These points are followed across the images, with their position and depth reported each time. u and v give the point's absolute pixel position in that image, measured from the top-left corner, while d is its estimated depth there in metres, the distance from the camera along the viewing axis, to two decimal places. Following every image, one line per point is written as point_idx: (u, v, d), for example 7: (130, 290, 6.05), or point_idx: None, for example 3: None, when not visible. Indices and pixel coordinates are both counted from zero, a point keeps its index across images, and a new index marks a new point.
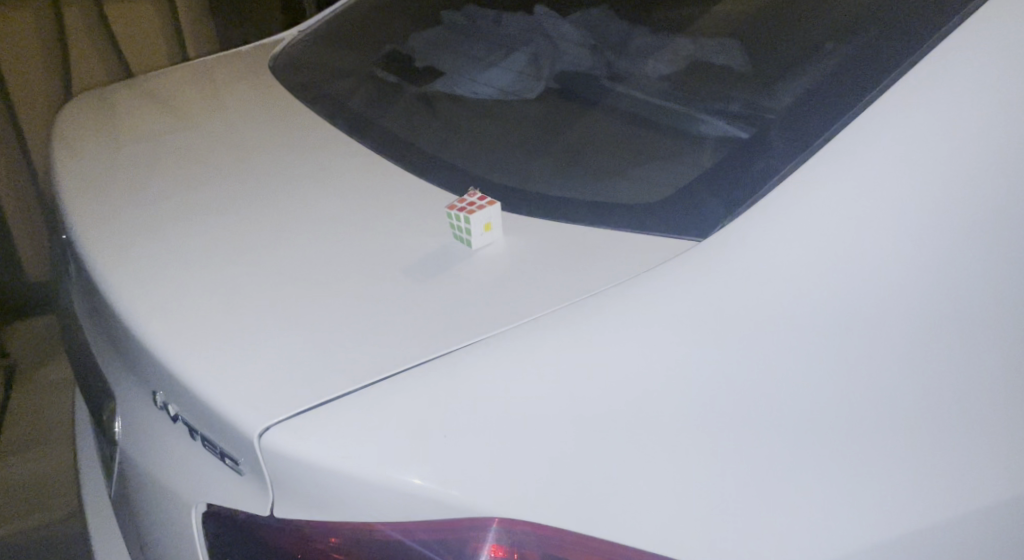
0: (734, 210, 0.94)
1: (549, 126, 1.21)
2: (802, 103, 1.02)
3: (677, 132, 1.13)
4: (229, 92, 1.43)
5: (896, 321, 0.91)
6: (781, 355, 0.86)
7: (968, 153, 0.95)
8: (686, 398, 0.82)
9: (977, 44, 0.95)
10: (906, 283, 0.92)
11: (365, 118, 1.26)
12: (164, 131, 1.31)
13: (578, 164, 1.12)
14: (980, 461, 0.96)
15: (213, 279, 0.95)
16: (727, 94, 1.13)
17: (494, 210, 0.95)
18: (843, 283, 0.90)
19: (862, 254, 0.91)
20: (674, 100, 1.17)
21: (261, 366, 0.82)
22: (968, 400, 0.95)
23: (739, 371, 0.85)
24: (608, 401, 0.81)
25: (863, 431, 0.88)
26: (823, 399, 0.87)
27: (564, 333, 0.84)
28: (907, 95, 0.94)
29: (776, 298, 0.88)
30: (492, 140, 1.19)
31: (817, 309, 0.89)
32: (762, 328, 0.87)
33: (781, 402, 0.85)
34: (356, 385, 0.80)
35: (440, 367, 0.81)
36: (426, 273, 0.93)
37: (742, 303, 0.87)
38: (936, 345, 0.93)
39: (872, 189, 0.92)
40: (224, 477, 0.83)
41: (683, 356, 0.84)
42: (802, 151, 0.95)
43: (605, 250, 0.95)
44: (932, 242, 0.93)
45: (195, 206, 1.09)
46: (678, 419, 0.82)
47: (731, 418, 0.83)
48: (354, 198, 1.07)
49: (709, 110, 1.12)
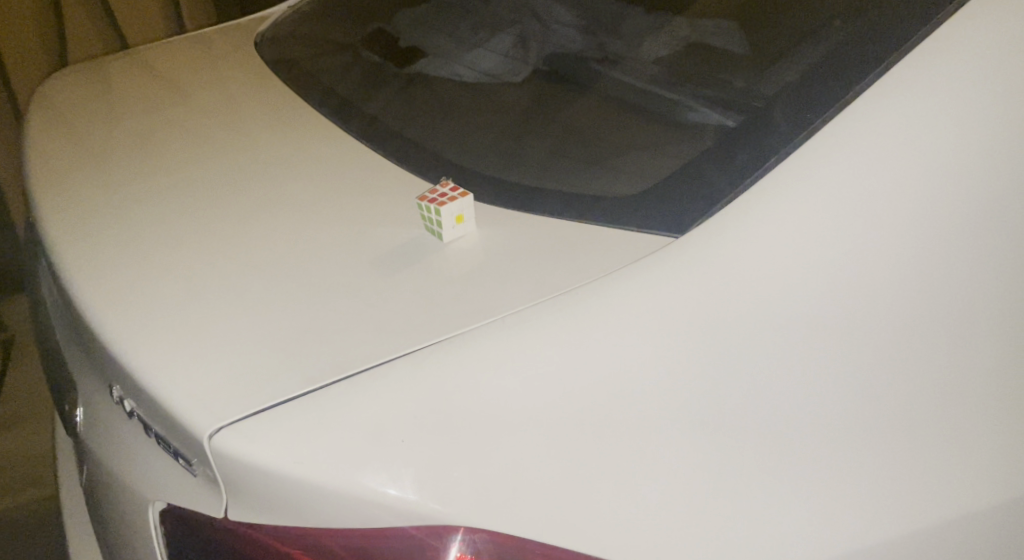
0: (717, 202, 0.90)
1: (534, 110, 1.16)
2: (792, 89, 0.97)
3: (665, 119, 1.08)
4: (214, 68, 1.38)
5: (881, 323, 0.88)
6: (759, 359, 0.83)
7: (962, 149, 0.91)
8: (657, 403, 0.79)
9: (971, 35, 0.91)
10: (893, 285, 0.88)
11: (346, 100, 1.22)
12: (143, 110, 1.27)
13: (561, 149, 1.08)
14: (964, 466, 0.93)
15: (176, 270, 0.92)
16: (717, 81, 1.09)
17: (467, 201, 0.91)
18: (827, 283, 0.86)
19: (847, 253, 0.87)
20: (664, 87, 1.13)
21: (215, 363, 0.79)
22: (955, 405, 0.92)
23: (715, 375, 0.82)
24: (575, 405, 0.78)
25: (841, 437, 0.86)
26: (803, 404, 0.84)
27: (530, 333, 0.81)
28: (896, 88, 0.90)
29: (754, 299, 0.85)
30: (472, 124, 1.15)
31: (797, 310, 0.85)
32: (741, 330, 0.83)
33: (757, 406, 0.83)
34: (314, 384, 0.77)
35: (401, 367, 0.78)
36: (394, 265, 0.89)
37: (720, 303, 0.84)
38: (922, 348, 0.90)
39: (857, 186, 0.88)
40: (180, 476, 0.80)
41: (655, 360, 0.81)
42: (789, 141, 0.91)
43: (581, 245, 0.91)
44: (921, 241, 0.89)
45: (165, 192, 1.06)
46: (648, 423, 0.79)
47: (704, 423, 0.80)
48: (327, 187, 1.03)
49: (699, 97, 1.08)
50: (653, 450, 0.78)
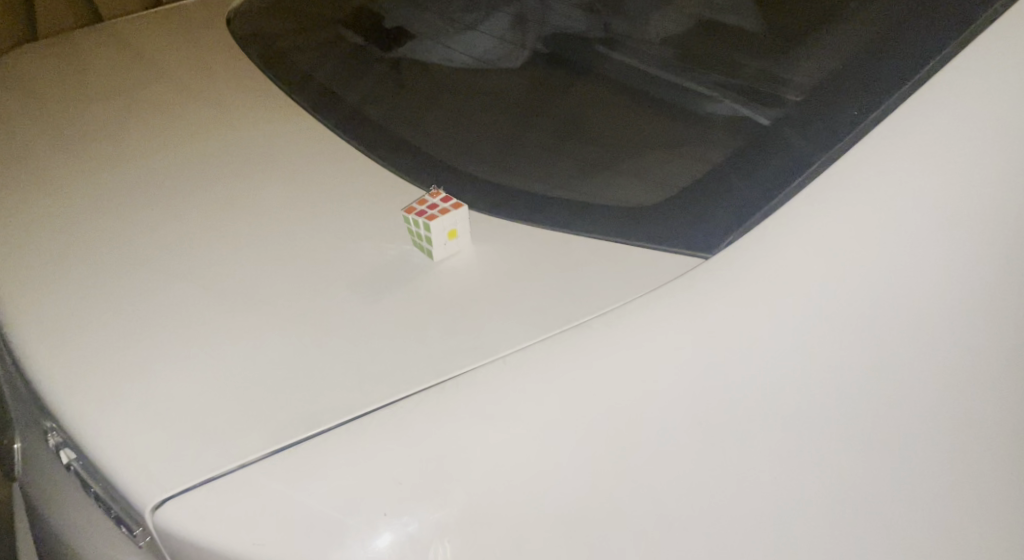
0: (749, 217, 0.78)
1: (532, 102, 1.02)
2: (834, 80, 0.82)
3: (679, 111, 0.93)
4: (182, 49, 1.24)
5: (913, 349, 0.80)
6: (785, 397, 0.74)
7: (1002, 161, 0.83)
8: (675, 450, 0.70)
9: (1013, 38, 0.82)
10: (932, 313, 0.81)
11: (325, 92, 1.08)
12: (100, 94, 1.13)
13: (562, 147, 0.93)
14: (970, 481, 0.90)
15: (127, 294, 0.79)
16: (736, 63, 0.92)
17: (460, 214, 0.79)
18: (867, 311, 0.77)
19: (883, 276, 0.78)
20: (675, 71, 0.96)
21: (163, 415, 0.67)
22: (969, 438, 0.87)
23: (740, 417, 0.72)
24: (584, 460, 0.67)
25: (861, 468, 0.79)
26: (828, 443, 0.76)
27: (536, 376, 0.69)
28: (936, 95, 0.80)
29: (786, 329, 0.74)
30: (463, 118, 1.01)
31: (830, 341, 0.76)
32: (769, 367, 0.74)
33: (788, 452, 0.74)
34: (278, 444, 0.65)
35: (383, 421, 0.66)
36: (378, 287, 0.77)
37: (750, 336, 0.74)
38: (947, 381, 0.83)
39: (895, 200, 0.79)
40: (124, 545, 0.68)
41: (675, 404, 0.70)
42: (829, 147, 0.80)
43: (593, 266, 0.79)
44: (956, 262, 0.81)
45: (120, 196, 0.92)
46: (664, 473, 0.69)
47: (724, 467, 0.72)
48: (302, 193, 0.90)
49: (718, 83, 0.92)
50: (667, 501, 0.70)
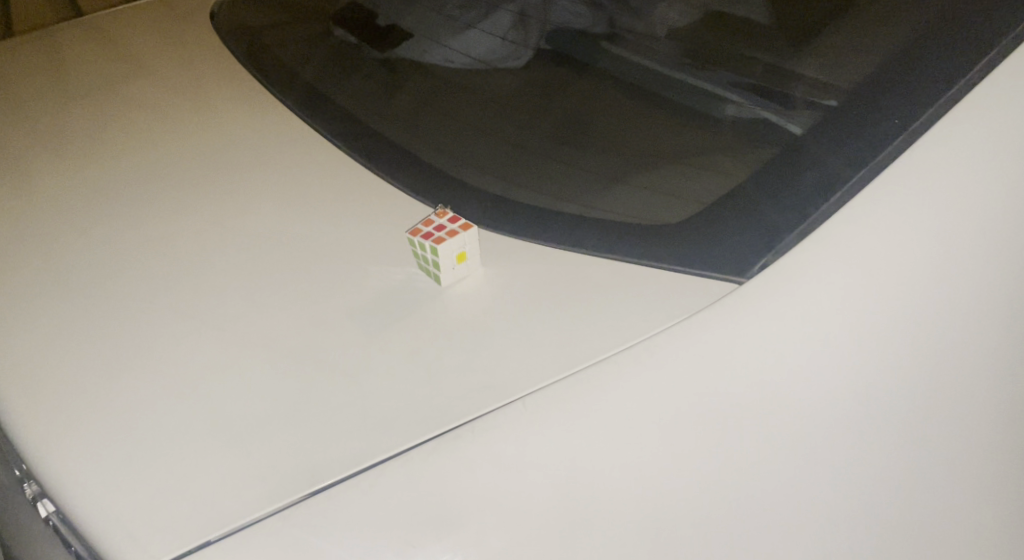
0: (782, 239, 0.73)
1: (529, 104, 0.91)
2: (875, 85, 0.74)
3: (692, 115, 0.82)
4: (162, 42, 1.17)
5: (949, 372, 0.76)
6: (815, 428, 0.70)
7: None
8: (700, 488, 0.66)
9: None
10: (970, 333, 0.76)
11: (316, 94, 0.99)
12: (76, 94, 1.05)
13: (567, 156, 0.84)
14: (1007, 497, 0.86)
15: (111, 327, 0.73)
16: (751, 57, 0.81)
17: (469, 235, 0.73)
18: (901, 335, 0.73)
19: (918, 297, 0.73)
20: (680, 67, 0.84)
21: (152, 469, 0.62)
22: (1005, 455, 0.83)
23: (767, 453, 0.68)
24: (605, 503, 0.64)
25: (889, 493, 0.76)
26: (856, 472, 0.73)
27: (556, 418, 0.64)
28: (983, 103, 0.74)
29: (816, 358, 0.70)
30: (455, 123, 0.91)
31: (860, 368, 0.72)
32: (798, 399, 0.69)
33: (816, 488, 0.71)
34: (277, 503, 0.60)
35: (393, 473, 0.61)
36: (383, 316, 0.71)
37: (778, 367, 0.69)
38: (987, 399, 0.79)
39: (933, 216, 0.74)
40: None
41: (701, 443, 0.66)
42: (871, 155, 0.73)
43: (613, 290, 0.73)
44: (998, 278, 0.76)
45: (99, 213, 0.85)
46: (688, 512, 0.66)
47: (749, 504, 0.68)
48: (292, 209, 0.84)
49: (732, 81, 0.81)
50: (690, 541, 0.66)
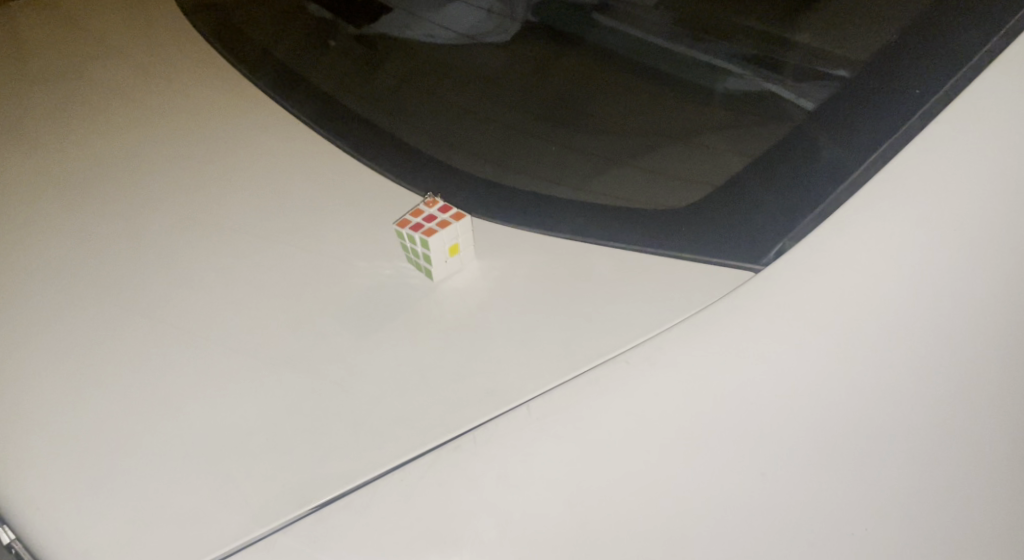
0: (798, 221, 0.66)
1: (498, 79, 0.79)
2: (894, 55, 0.62)
3: (687, 90, 0.69)
4: (127, 18, 1.09)
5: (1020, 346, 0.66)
6: (868, 423, 0.62)
7: None
8: (736, 493, 0.59)
9: None
10: None
11: (290, 73, 0.92)
12: (35, 76, 0.98)
13: (555, 136, 0.75)
14: None
15: (77, 334, 0.67)
16: (749, 19, 0.67)
17: (464, 226, 0.68)
18: (951, 314, 0.65)
19: (969, 270, 0.65)
20: (669, 36, 0.70)
21: (128, 491, 0.57)
22: None
23: (812, 452, 0.61)
24: (627, 510, 0.57)
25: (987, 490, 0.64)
26: (937, 473, 0.63)
27: (562, 422, 0.60)
28: None
29: (852, 343, 0.63)
30: (431, 101, 0.82)
31: (909, 355, 0.64)
32: (838, 390, 0.62)
33: (892, 493, 0.61)
34: (266, 527, 0.55)
35: (390, 488, 0.57)
36: (374, 317, 0.66)
37: (808, 356, 0.63)
38: None
39: (981, 177, 0.66)
40: None
41: (728, 441, 0.60)
42: (892, 132, 0.64)
43: (620, 283, 0.69)
44: None
45: (63, 208, 0.79)
46: (728, 521, 0.58)
47: (805, 512, 0.59)
48: (271, 200, 0.79)
49: (729, 50, 0.68)
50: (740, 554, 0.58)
